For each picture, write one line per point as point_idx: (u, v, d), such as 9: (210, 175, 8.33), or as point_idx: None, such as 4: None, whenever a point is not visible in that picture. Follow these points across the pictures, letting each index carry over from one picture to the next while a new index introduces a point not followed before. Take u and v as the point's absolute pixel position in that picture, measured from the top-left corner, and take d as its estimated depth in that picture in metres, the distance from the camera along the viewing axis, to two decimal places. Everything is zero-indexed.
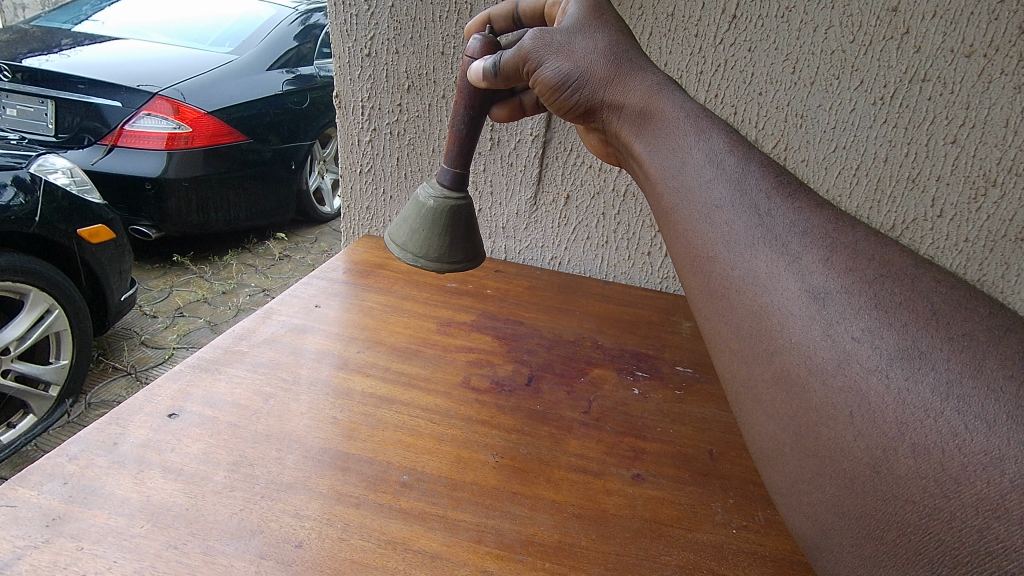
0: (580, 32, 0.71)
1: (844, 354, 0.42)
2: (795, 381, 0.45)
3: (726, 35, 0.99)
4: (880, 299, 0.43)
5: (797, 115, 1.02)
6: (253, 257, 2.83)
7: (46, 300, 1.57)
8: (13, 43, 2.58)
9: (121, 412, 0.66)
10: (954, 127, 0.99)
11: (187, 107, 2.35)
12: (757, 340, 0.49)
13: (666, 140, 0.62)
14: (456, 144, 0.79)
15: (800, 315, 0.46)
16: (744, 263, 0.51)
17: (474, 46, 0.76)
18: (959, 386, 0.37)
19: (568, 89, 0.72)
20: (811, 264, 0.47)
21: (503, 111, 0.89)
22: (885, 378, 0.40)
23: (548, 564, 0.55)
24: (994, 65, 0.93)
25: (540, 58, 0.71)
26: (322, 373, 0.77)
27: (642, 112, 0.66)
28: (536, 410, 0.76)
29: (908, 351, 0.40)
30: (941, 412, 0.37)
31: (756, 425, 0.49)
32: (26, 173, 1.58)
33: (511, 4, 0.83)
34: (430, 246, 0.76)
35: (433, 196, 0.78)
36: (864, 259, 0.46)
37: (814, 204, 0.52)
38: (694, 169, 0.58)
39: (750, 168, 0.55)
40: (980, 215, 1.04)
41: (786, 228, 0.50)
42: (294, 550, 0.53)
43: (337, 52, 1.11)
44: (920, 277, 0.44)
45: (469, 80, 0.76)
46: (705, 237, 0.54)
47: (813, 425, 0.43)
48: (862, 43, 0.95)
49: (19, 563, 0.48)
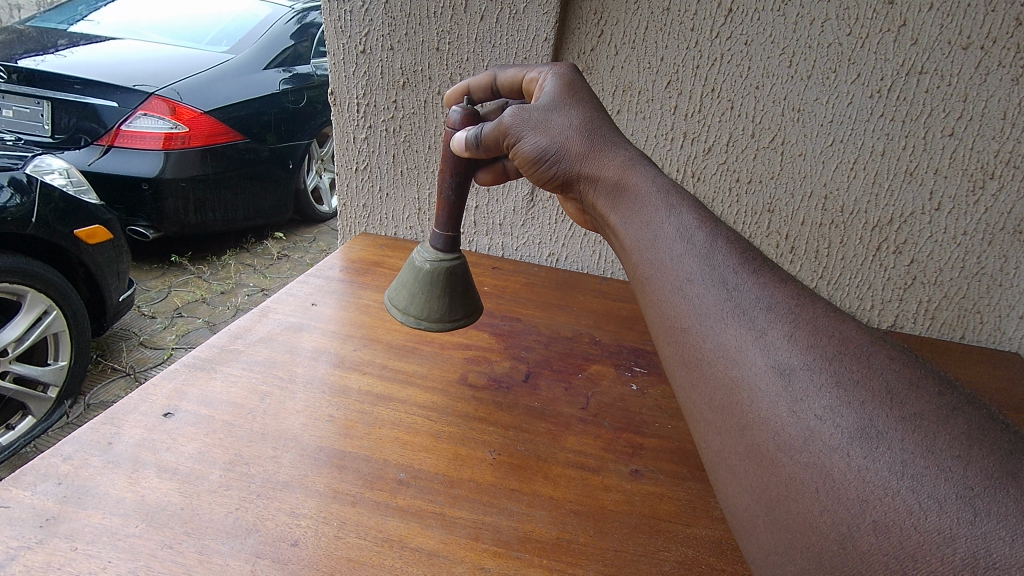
0: (557, 108, 0.70)
1: (809, 431, 0.41)
2: (765, 455, 0.43)
3: (723, 29, 0.98)
4: (840, 376, 0.42)
5: (795, 109, 1.02)
6: (251, 256, 2.83)
7: (44, 301, 1.56)
8: (10, 44, 2.57)
9: (115, 412, 0.65)
10: (951, 120, 0.99)
11: (184, 106, 2.34)
12: (729, 413, 0.47)
13: (639, 214, 0.61)
14: (447, 210, 0.74)
15: (767, 390, 0.44)
16: (714, 334, 0.49)
17: (455, 116, 0.71)
18: (914, 464, 0.36)
19: (547, 163, 0.70)
20: (776, 338, 0.46)
21: (487, 176, 0.80)
22: (847, 456, 0.38)
23: (546, 560, 0.54)
24: (990, 57, 0.94)
25: (519, 134, 0.69)
26: (318, 371, 0.76)
27: (617, 185, 0.65)
28: (535, 406, 0.76)
29: (866, 430, 0.39)
30: (898, 490, 0.35)
31: (727, 495, 0.47)
32: (22, 174, 1.58)
33: (488, 75, 0.82)
34: (429, 309, 0.74)
35: (429, 259, 0.75)
36: (825, 335, 0.45)
37: (778, 279, 0.50)
38: (666, 242, 0.57)
39: (717, 242, 0.54)
40: (978, 207, 1.04)
41: (750, 302, 0.49)
42: (290, 549, 0.52)
43: (332, 49, 1.10)
44: (878, 353, 0.43)
45: (452, 150, 0.71)
46: (678, 308, 0.53)
47: (783, 498, 0.41)
48: (859, 35, 0.95)
49: (13, 564, 0.47)
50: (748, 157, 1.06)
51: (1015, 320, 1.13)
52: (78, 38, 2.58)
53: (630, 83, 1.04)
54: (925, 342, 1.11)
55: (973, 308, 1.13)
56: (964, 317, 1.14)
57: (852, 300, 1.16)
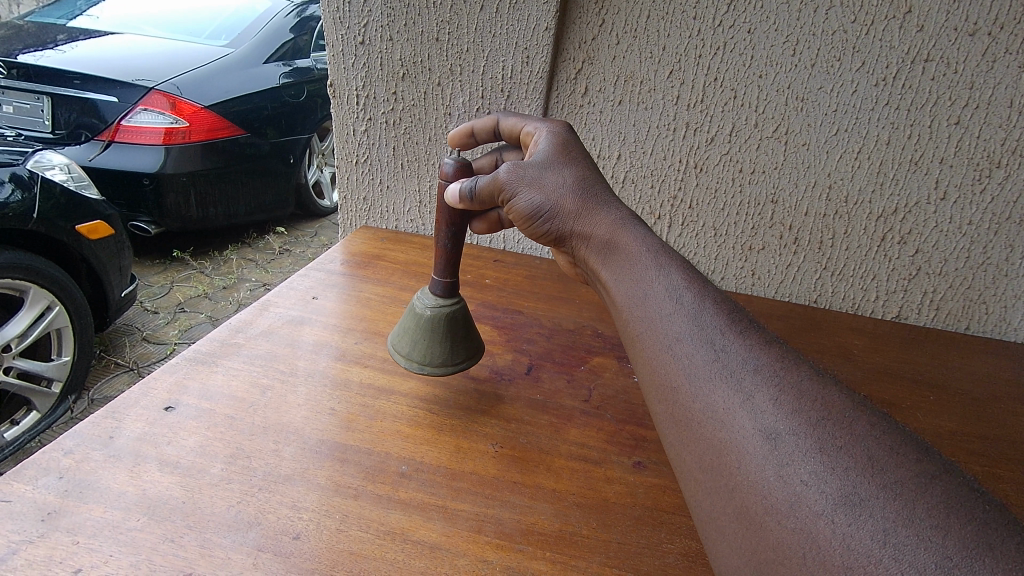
0: (551, 166, 0.68)
1: (795, 496, 0.39)
2: (754, 518, 0.40)
3: (726, 17, 0.97)
4: (824, 441, 0.40)
5: (799, 98, 1.00)
6: (252, 251, 2.83)
7: (47, 296, 1.56)
8: (9, 37, 2.56)
9: (116, 405, 0.65)
10: (957, 108, 0.98)
11: (185, 101, 2.33)
12: (718, 473, 0.44)
13: (630, 272, 0.59)
14: (444, 257, 0.73)
15: (755, 453, 0.42)
16: (703, 395, 0.47)
17: (448, 168, 0.71)
18: (896, 533, 0.34)
19: (541, 220, 0.68)
20: (762, 403, 0.44)
21: (482, 225, 0.80)
22: (832, 523, 0.36)
23: (548, 553, 0.54)
24: (998, 43, 0.93)
25: (514, 190, 0.67)
26: (319, 365, 0.76)
27: (609, 244, 0.63)
28: (536, 399, 0.75)
29: (849, 497, 0.37)
30: (880, 558, 0.34)
31: (715, 556, 0.44)
32: (22, 169, 1.57)
33: (493, 119, 0.82)
34: (432, 354, 0.70)
35: (430, 305, 0.72)
36: (809, 399, 0.43)
37: (764, 341, 0.49)
38: (657, 302, 0.54)
39: (706, 303, 0.53)
40: (984, 196, 1.03)
41: (737, 364, 0.47)
42: (292, 542, 0.52)
43: (331, 41, 1.09)
44: (860, 419, 0.41)
45: (446, 203, 0.71)
46: (667, 368, 0.51)
47: (771, 563, 0.39)
48: (863, 23, 0.94)
49: (14, 558, 0.47)
50: (750, 147, 1.05)
51: (1019, 310, 1.12)
52: (76, 33, 2.57)
53: (632, 72, 1.03)
54: (929, 332, 1.10)
55: (979, 299, 1.12)
56: (969, 308, 1.13)
57: (855, 292, 1.15)
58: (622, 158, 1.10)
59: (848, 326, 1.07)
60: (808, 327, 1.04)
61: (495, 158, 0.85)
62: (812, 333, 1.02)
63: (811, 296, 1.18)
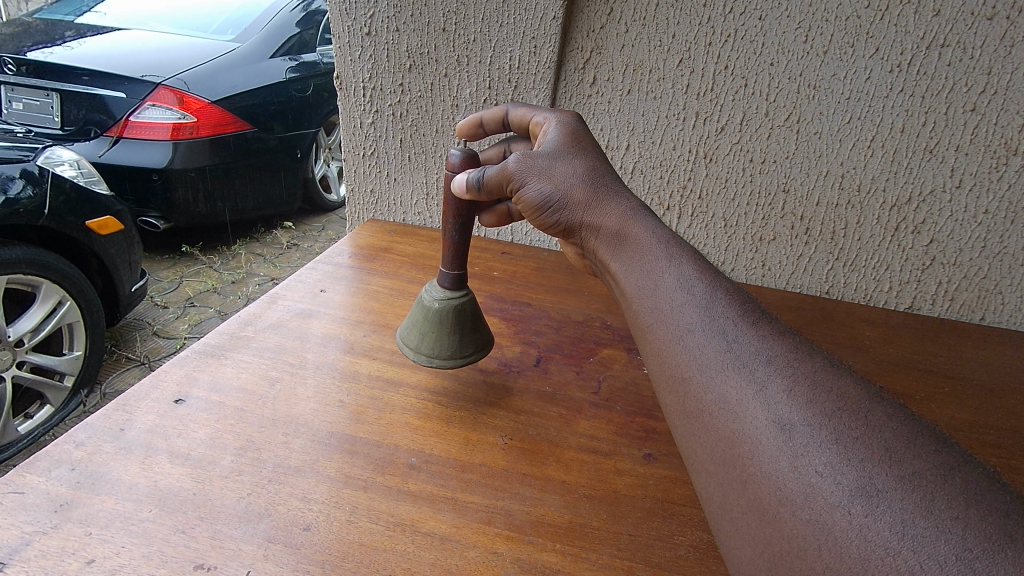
0: (560, 156, 0.68)
1: (809, 488, 0.38)
2: (767, 509, 0.40)
3: (737, 4, 0.95)
4: (840, 433, 0.39)
5: (811, 85, 0.99)
6: (261, 246, 2.83)
7: (58, 291, 1.57)
8: (17, 35, 2.57)
9: (127, 399, 0.65)
10: (974, 94, 0.96)
11: (192, 97, 2.36)
12: (731, 464, 0.43)
13: (642, 263, 0.58)
14: (451, 249, 0.72)
15: (768, 444, 0.41)
16: (716, 386, 0.46)
17: (455, 159, 0.71)
18: (914, 525, 0.33)
19: (550, 210, 0.67)
20: (776, 393, 0.43)
21: (491, 218, 0.80)
22: (848, 515, 0.36)
23: (559, 545, 0.54)
24: (1017, 28, 0.91)
25: (523, 180, 0.67)
26: (328, 357, 0.76)
27: (618, 235, 0.62)
28: (545, 391, 0.75)
29: (866, 488, 0.36)
30: (898, 549, 0.33)
31: (728, 548, 0.43)
32: (33, 165, 1.58)
33: (502, 109, 0.81)
34: (441, 346, 0.70)
35: (438, 297, 0.72)
36: (823, 390, 0.42)
37: (777, 331, 0.48)
38: (667, 292, 0.54)
39: (718, 294, 0.52)
40: (1002, 184, 1.01)
41: (750, 355, 0.46)
42: (303, 533, 0.52)
43: (337, 33, 1.08)
44: (875, 410, 0.40)
45: (453, 193, 0.70)
46: (678, 358, 0.50)
47: (786, 555, 0.38)
48: (878, 8, 0.92)
49: (28, 549, 0.48)
50: (762, 136, 1.04)
51: None
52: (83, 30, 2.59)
53: (641, 61, 1.02)
54: (944, 323, 1.09)
55: (994, 289, 1.10)
56: (985, 298, 1.11)
57: (869, 282, 1.14)
58: (632, 148, 1.09)
59: (860, 317, 1.06)
60: (819, 318, 1.03)
61: (503, 148, 0.85)
62: (824, 324, 1.01)
63: (823, 287, 1.16)
